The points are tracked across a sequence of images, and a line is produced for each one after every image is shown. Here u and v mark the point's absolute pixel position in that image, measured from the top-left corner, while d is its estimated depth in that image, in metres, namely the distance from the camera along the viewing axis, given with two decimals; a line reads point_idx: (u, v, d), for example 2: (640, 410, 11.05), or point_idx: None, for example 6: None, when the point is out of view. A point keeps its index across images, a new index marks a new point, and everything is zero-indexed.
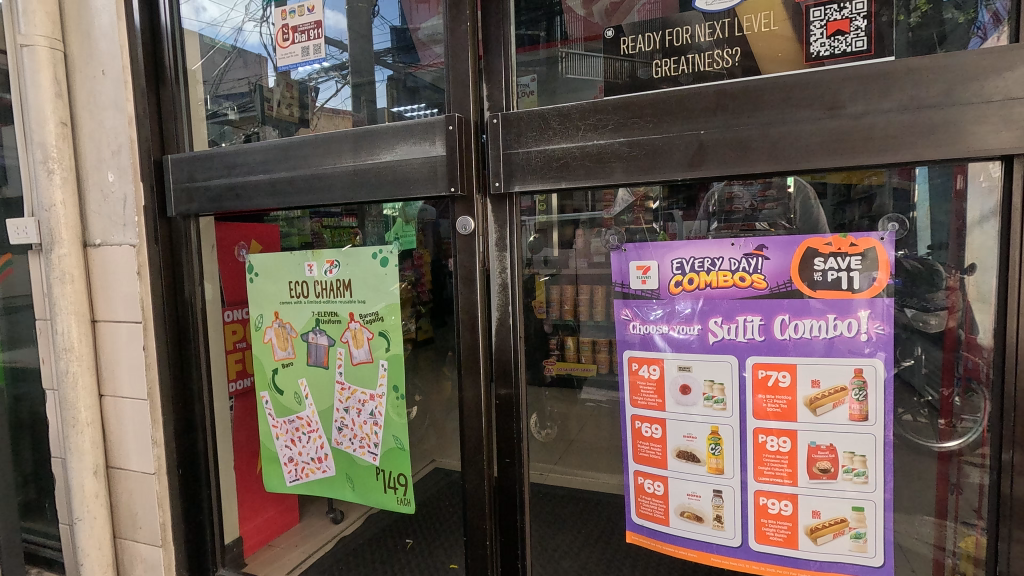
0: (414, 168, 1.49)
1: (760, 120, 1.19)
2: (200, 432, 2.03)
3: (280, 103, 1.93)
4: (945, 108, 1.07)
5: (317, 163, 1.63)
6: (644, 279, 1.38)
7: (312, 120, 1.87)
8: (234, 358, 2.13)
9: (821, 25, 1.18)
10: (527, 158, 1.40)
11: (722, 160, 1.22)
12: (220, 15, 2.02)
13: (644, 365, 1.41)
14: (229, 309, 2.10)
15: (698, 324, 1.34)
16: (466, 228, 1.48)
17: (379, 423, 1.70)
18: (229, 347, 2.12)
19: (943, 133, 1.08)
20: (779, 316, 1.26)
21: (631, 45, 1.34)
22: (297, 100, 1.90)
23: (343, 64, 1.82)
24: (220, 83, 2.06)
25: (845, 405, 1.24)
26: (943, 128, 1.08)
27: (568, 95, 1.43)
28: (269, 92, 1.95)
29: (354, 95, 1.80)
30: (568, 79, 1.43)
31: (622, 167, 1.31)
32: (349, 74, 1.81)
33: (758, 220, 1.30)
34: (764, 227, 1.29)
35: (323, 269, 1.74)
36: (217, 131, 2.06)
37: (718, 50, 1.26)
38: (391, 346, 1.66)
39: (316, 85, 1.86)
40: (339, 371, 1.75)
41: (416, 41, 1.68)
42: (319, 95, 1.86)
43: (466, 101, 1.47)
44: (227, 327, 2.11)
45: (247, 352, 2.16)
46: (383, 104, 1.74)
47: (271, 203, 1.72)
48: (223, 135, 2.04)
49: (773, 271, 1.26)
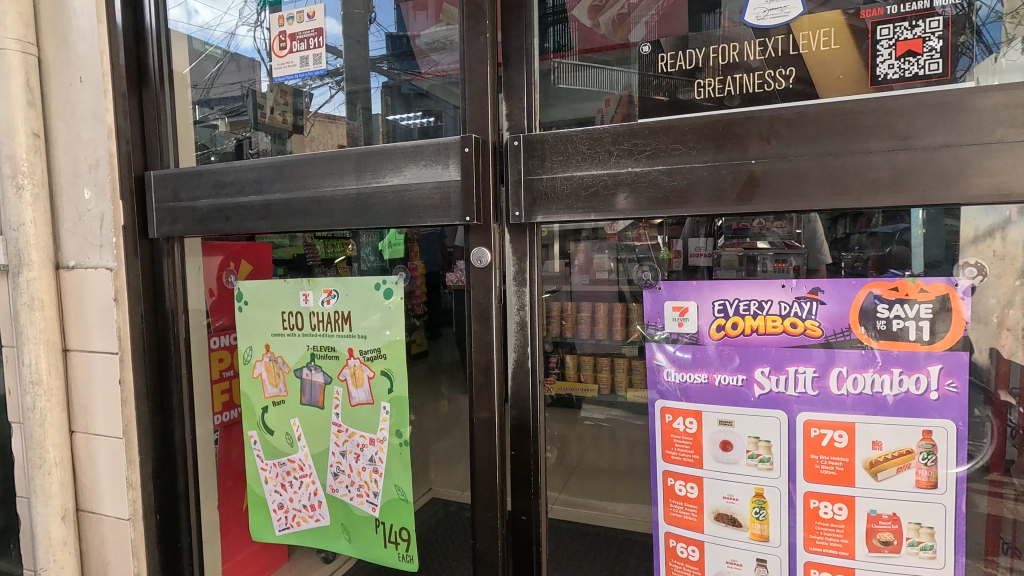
0: (425, 193, 1.35)
1: (818, 151, 1.07)
2: (181, 471, 1.83)
3: (273, 109, 1.78)
4: (968, 148, 0.99)
5: (317, 184, 1.49)
6: (681, 321, 1.25)
7: (305, 126, 1.73)
8: (221, 388, 1.97)
9: (890, 44, 1.05)
10: (552, 186, 1.27)
11: (775, 194, 1.10)
12: (212, 18, 1.87)
13: (679, 417, 1.26)
14: (216, 335, 1.94)
15: (743, 374, 1.20)
16: (481, 260, 1.34)
17: (380, 471, 1.55)
18: (216, 376, 1.96)
19: (953, 176, 1.00)
20: (836, 368, 1.13)
21: (671, 61, 1.23)
22: (291, 105, 1.75)
23: (338, 70, 1.68)
24: (211, 87, 1.90)
25: (910, 470, 1.10)
26: (955, 171, 1.00)
27: (570, 104, 1.34)
28: (262, 98, 1.80)
29: (348, 102, 1.67)
30: (567, 90, 1.35)
31: (659, 198, 1.19)
32: (344, 79, 1.68)
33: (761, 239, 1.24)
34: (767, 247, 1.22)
35: (320, 299, 1.59)
36: (207, 135, 1.88)
37: (770, 70, 1.13)
38: (395, 387, 1.51)
39: (310, 90, 1.72)
40: (335, 412, 1.60)
41: (415, 49, 1.60)
42: (313, 101, 1.72)
43: (484, 121, 1.34)
44: (214, 355, 1.95)
45: (235, 382, 1.99)
46: (376, 111, 1.62)
47: (263, 226, 1.56)
48: (214, 139, 1.87)
49: (830, 318, 1.13)
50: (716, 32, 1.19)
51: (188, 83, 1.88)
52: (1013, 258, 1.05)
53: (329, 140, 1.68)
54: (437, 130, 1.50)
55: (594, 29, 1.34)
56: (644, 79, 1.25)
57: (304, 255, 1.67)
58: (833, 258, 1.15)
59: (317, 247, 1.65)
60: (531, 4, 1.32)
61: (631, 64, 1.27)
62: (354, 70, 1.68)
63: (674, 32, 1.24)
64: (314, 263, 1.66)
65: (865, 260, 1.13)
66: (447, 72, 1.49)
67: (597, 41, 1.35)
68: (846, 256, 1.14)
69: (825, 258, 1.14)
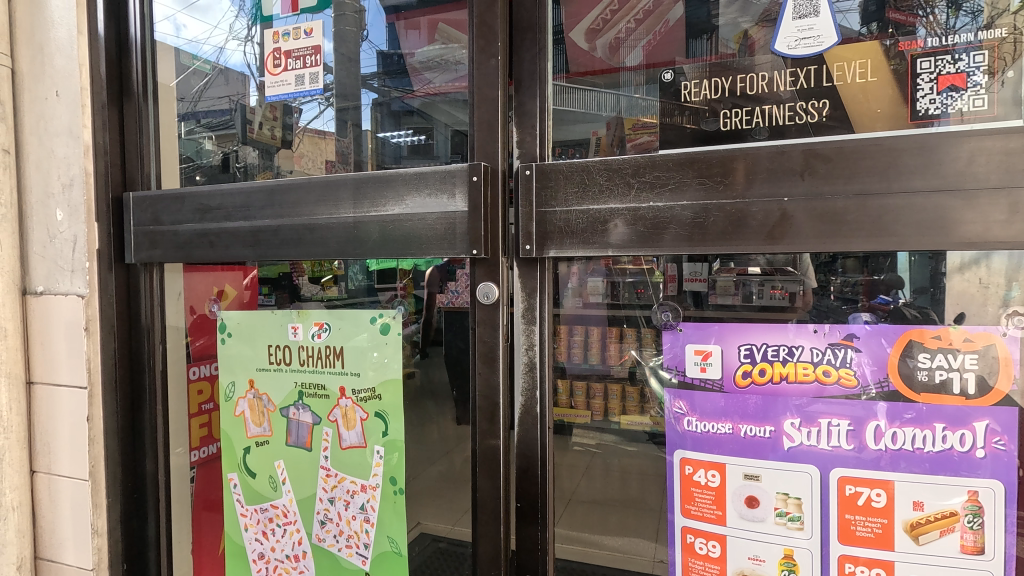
0: (428, 225, 1.26)
1: (857, 189, 1.01)
2: (152, 516, 1.72)
3: (261, 124, 1.68)
4: (1017, 188, 0.93)
5: (310, 212, 1.39)
6: (703, 366, 1.16)
7: (295, 142, 1.63)
8: (199, 422, 1.81)
9: (931, 78, 1.02)
10: (568, 218, 1.19)
11: (808, 235, 1.04)
12: (201, 32, 1.77)
13: (700, 470, 1.17)
14: (195, 365, 1.78)
15: (771, 425, 1.11)
16: (488, 297, 1.25)
17: (371, 520, 1.43)
18: (194, 410, 1.80)
19: (995, 218, 0.94)
20: (873, 421, 1.05)
21: (693, 89, 1.16)
22: (280, 121, 1.65)
23: (326, 87, 1.59)
24: (199, 100, 1.80)
25: (954, 534, 1.01)
26: (1004, 209, 0.93)
27: (572, 127, 1.27)
28: (252, 113, 1.71)
29: (338, 118, 1.59)
30: (557, 112, 1.28)
31: (683, 236, 1.11)
32: (334, 96, 1.59)
33: (750, 276, 1.16)
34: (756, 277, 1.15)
35: (310, 333, 1.48)
36: (193, 148, 1.77)
37: (801, 102, 1.08)
38: (389, 431, 1.40)
39: (300, 106, 1.63)
40: (324, 455, 1.48)
41: (409, 66, 1.53)
42: (303, 117, 1.63)
43: (493, 147, 1.26)
44: (192, 387, 1.79)
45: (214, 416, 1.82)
46: (367, 126, 1.54)
47: (250, 254, 1.46)
48: (200, 152, 1.76)
49: (866, 367, 1.05)
50: (706, 58, 1.17)
51: (174, 96, 1.80)
52: (997, 287, 1.00)
53: (318, 157, 1.58)
54: (428, 148, 1.42)
55: (590, 52, 1.28)
56: (631, 101, 1.24)
57: (289, 274, 1.54)
58: (820, 282, 1.11)
59: (302, 266, 1.52)
60: (543, 25, 1.25)
61: (620, 86, 1.26)
62: (347, 87, 1.59)
63: (665, 58, 1.23)
64: (299, 283, 1.53)
65: (854, 285, 1.08)
66: (445, 90, 1.43)
67: (590, 63, 1.29)
68: (834, 281, 1.10)
69: (813, 283, 1.11)
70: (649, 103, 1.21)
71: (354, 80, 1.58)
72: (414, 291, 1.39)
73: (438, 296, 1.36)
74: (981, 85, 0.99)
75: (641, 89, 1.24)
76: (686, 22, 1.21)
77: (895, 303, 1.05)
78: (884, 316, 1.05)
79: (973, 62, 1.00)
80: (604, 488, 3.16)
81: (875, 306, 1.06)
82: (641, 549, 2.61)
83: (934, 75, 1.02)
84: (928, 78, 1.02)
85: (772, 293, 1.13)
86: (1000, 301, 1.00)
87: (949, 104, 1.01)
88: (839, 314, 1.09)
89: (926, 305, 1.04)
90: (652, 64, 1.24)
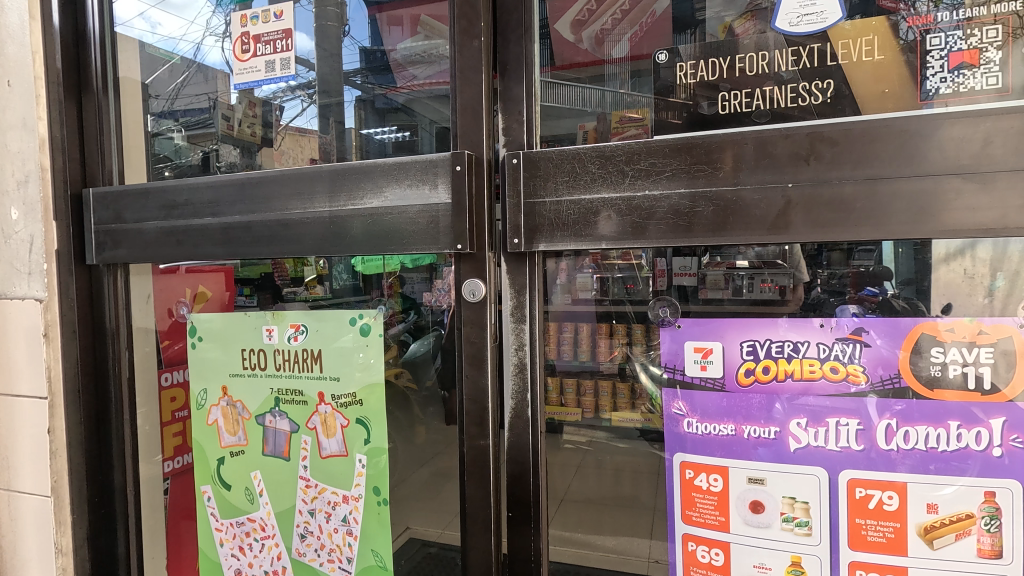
0: (409, 219, 1.19)
1: (865, 172, 0.95)
2: (121, 534, 1.60)
3: (241, 122, 1.57)
4: None
5: (283, 205, 1.30)
6: (703, 364, 1.10)
7: (275, 140, 1.54)
8: (171, 431, 1.70)
9: (942, 55, 0.96)
10: (559, 209, 1.12)
11: (815, 224, 0.98)
12: (178, 28, 1.65)
13: (701, 474, 1.11)
14: (167, 371, 1.68)
15: (776, 425, 1.05)
16: (471, 297, 1.18)
17: (353, 533, 1.35)
18: (166, 418, 1.69)
19: (1011, 202, 0.88)
20: (884, 420, 0.99)
21: (686, 74, 1.08)
22: (259, 118, 1.55)
23: (309, 82, 1.50)
24: (176, 98, 1.68)
25: (970, 537, 0.96)
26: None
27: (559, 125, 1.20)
28: (229, 109, 1.59)
29: (321, 115, 1.49)
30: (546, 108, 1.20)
31: (680, 226, 1.05)
32: (317, 92, 1.50)
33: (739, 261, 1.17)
34: (745, 265, 1.17)
35: (286, 335, 1.39)
36: (170, 148, 1.66)
37: (804, 83, 1.01)
38: (372, 438, 1.32)
39: (280, 103, 1.53)
40: (303, 464, 1.39)
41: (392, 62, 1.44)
42: (283, 115, 1.53)
43: (477, 135, 1.19)
44: (164, 395, 1.69)
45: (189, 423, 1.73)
46: (349, 125, 1.44)
47: (220, 252, 1.37)
48: (179, 151, 1.65)
49: (875, 362, 1.00)
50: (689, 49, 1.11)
51: (147, 93, 1.68)
52: (982, 277, 0.98)
53: (300, 156, 1.49)
54: (412, 145, 1.34)
55: (576, 44, 1.22)
56: (617, 97, 1.19)
57: (271, 273, 1.47)
58: (810, 276, 1.10)
59: (285, 265, 1.45)
60: (530, 7, 1.18)
61: (606, 81, 1.21)
62: (331, 81, 1.49)
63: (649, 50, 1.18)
64: (281, 284, 1.46)
65: (842, 277, 1.06)
66: (426, 85, 1.35)
67: (579, 56, 1.22)
68: (822, 273, 1.08)
69: (807, 276, 1.11)
70: (635, 100, 1.17)
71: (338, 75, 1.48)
72: (400, 292, 1.33)
73: (426, 297, 1.29)
74: (996, 61, 0.93)
75: (626, 84, 1.20)
76: (672, 14, 1.16)
77: (883, 295, 1.02)
78: (872, 308, 1.01)
79: (988, 35, 0.94)
80: (598, 487, 3.09)
81: (863, 298, 1.03)
82: (637, 550, 2.54)
83: (945, 50, 0.96)
84: (939, 54, 0.96)
85: (764, 286, 1.16)
86: (986, 292, 0.97)
87: (962, 82, 0.95)
88: (828, 307, 1.06)
89: (914, 295, 1.00)
90: (636, 56, 1.19)
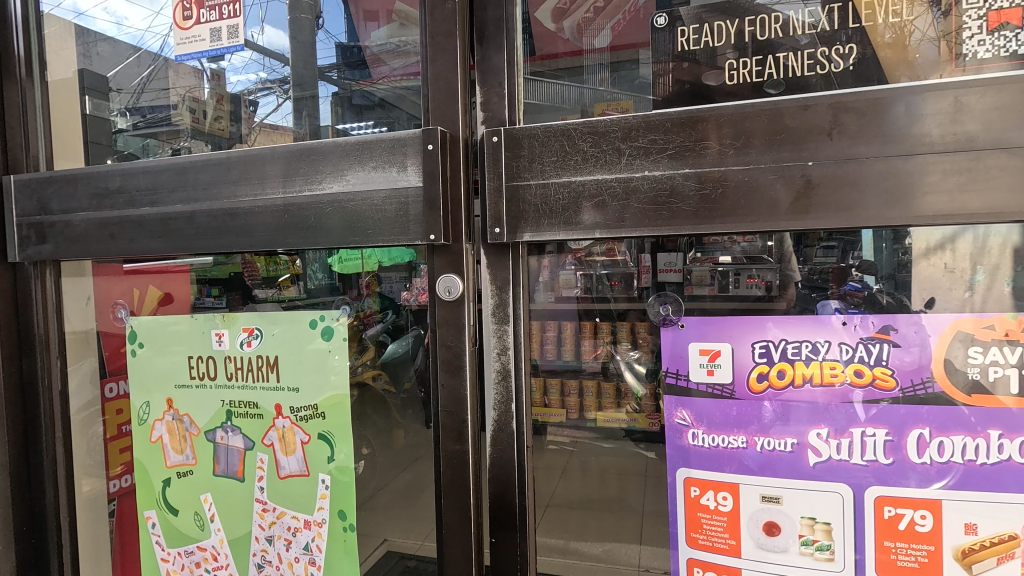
0: (375, 207, 1.04)
1: (896, 146, 0.83)
2: (55, 565, 1.43)
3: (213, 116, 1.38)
4: None
5: (230, 193, 1.14)
6: (710, 368, 0.97)
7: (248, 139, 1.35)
8: (118, 447, 1.51)
9: (979, 15, 0.85)
10: (546, 194, 0.98)
11: (839, 207, 0.85)
12: (142, 20, 1.42)
13: (709, 492, 0.98)
14: (112, 381, 1.49)
15: (793, 437, 0.93)
16: (446, 296, 1.04)
17: (317, 563, 1.20)
18: (111, 433, 1.51)
19: None
20: (915, 429, 0.87)
21: (660, 70, 0.97)
22: (228, 111, 1.37)
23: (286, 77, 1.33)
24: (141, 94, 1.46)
25: (1014, 561, 0.85)
26: None
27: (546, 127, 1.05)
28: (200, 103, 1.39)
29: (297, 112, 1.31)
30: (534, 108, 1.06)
31: (683, 212, 0.91)
32: (293, 87, 1.32)
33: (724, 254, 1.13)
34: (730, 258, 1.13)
35: (238, 340, 1.23)
36: (138, 145, 1.43)
37: (823, 48, 0.89)
38: (336, 456, 1.17)
39: (255, 98, 1.35)
40: (259, 486, 1.24)
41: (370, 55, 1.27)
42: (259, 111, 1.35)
43: (452, 110, 1.04)
44: (109, 408, 1.50)
45: None
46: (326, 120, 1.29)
47: (160, 247, 1.20)
48: (145, 149, 1.42)
49: (905, 365, 0.88)
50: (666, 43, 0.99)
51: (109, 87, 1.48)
52: (962, 271, 0.89)
53: None
54: None
55: (557, 35, 1.09)
56: (596, 94, 1.05)
57: (242, 273, 1.28)
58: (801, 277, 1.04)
59: (256, 263, 1.26)
60: None
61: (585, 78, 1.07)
62: (307, 76, 1.32)
63: (631, 41, 1.04)
64: (252, 284, 1.27)
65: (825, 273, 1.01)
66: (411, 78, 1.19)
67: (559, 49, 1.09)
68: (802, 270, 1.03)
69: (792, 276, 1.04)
70: (616, 96, 1.03)
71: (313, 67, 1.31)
72: (378, 291, 1.17)
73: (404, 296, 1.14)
74: None
75: (606, 80, 1.05)
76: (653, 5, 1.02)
77: (867, 291, 0.96)
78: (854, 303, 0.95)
79: None
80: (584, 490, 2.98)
81: (846, 294, 0.97)
82: (626, 557, 2.43)
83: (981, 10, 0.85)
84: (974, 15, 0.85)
85: (750, 282, 1.14)
86: (966, 286, 0.89)
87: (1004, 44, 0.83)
88: (808, 301, 0.99)
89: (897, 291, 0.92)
90: (618, 47, 1.05)
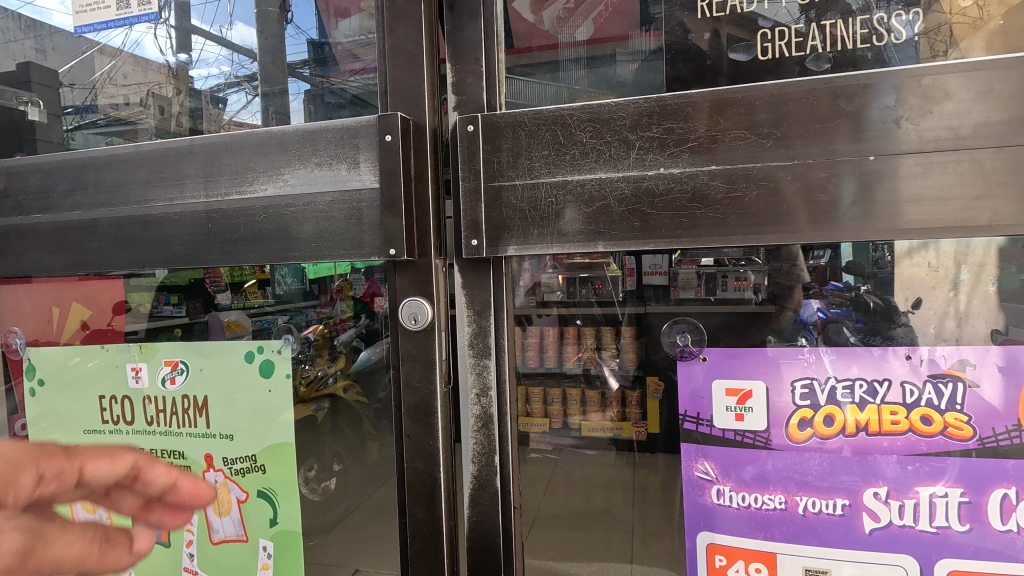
0: (320, 214, 0.83)
1: (982, 134, 0.64)
2: None
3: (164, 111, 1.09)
4: None
5: (140, 197, 0.91)
6: (740, 412, 0.79)
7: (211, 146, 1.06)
8: None
9: None
10: (534, 197, 0.77)
11: (907, 213, 0.67)
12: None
13: (738, 562, 0.80)
14: None
15: (844, 497, 0.75)
16: (410, 325, 0.83)
17: None
18: None
19: None
20: (997, 489, 0.70)
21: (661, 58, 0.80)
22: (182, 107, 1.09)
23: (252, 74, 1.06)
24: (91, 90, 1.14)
25: None
26: None
27: None
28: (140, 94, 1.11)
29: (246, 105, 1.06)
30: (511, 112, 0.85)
31: (708, 220, 0.72)
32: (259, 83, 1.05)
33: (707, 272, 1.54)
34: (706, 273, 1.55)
35: (159, 376, 1.01)
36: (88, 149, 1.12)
37: (882, 14, 0.71)
38: (280, 517, 0.96)
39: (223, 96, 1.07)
40: (187, 553, 1.02)
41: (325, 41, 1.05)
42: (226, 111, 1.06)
43: (416, 93, 0.84)
44: None
45: None
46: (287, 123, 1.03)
47: (55, 263, 0.97)
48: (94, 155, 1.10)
49: (985, 410, 0.71)
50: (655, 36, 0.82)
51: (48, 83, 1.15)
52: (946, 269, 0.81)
53: None
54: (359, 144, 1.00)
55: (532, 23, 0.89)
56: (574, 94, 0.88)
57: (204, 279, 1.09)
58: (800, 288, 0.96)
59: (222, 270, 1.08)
60: None
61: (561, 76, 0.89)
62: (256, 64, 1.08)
63: (615, 34, 0.87)
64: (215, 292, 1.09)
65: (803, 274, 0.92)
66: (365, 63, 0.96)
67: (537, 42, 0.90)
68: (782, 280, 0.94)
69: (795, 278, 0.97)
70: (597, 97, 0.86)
71: (280, 62, 1.04)
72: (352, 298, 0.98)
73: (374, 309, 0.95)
74: None
75: (583, 78, 0.89)
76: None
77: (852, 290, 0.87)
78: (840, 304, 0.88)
79: None
80: None
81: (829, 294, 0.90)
82: None
83: None
84: None
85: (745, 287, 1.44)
86: (950, 285, 0.80)
87: None
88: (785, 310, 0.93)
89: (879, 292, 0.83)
90: (596, 41, 0.88)
